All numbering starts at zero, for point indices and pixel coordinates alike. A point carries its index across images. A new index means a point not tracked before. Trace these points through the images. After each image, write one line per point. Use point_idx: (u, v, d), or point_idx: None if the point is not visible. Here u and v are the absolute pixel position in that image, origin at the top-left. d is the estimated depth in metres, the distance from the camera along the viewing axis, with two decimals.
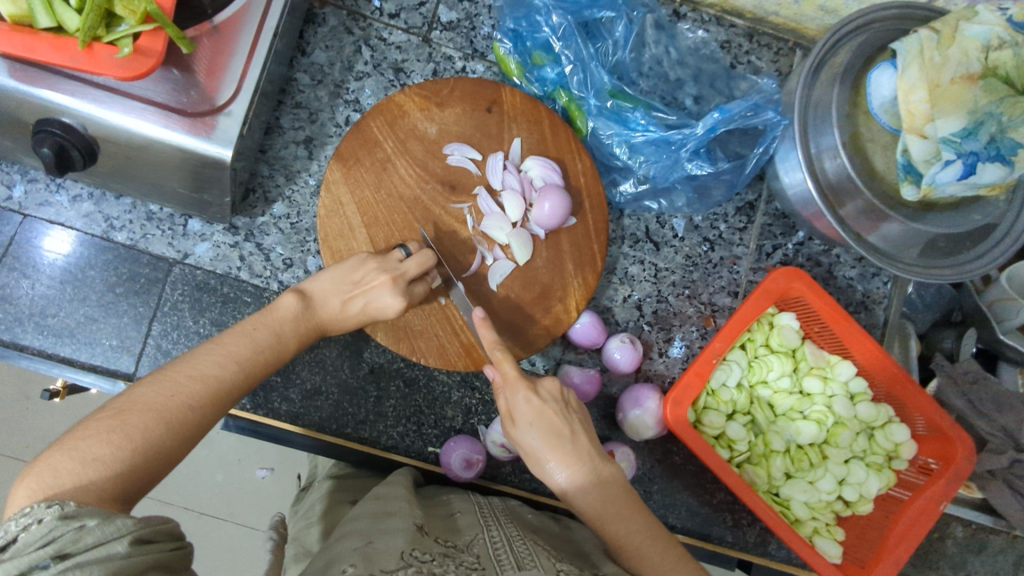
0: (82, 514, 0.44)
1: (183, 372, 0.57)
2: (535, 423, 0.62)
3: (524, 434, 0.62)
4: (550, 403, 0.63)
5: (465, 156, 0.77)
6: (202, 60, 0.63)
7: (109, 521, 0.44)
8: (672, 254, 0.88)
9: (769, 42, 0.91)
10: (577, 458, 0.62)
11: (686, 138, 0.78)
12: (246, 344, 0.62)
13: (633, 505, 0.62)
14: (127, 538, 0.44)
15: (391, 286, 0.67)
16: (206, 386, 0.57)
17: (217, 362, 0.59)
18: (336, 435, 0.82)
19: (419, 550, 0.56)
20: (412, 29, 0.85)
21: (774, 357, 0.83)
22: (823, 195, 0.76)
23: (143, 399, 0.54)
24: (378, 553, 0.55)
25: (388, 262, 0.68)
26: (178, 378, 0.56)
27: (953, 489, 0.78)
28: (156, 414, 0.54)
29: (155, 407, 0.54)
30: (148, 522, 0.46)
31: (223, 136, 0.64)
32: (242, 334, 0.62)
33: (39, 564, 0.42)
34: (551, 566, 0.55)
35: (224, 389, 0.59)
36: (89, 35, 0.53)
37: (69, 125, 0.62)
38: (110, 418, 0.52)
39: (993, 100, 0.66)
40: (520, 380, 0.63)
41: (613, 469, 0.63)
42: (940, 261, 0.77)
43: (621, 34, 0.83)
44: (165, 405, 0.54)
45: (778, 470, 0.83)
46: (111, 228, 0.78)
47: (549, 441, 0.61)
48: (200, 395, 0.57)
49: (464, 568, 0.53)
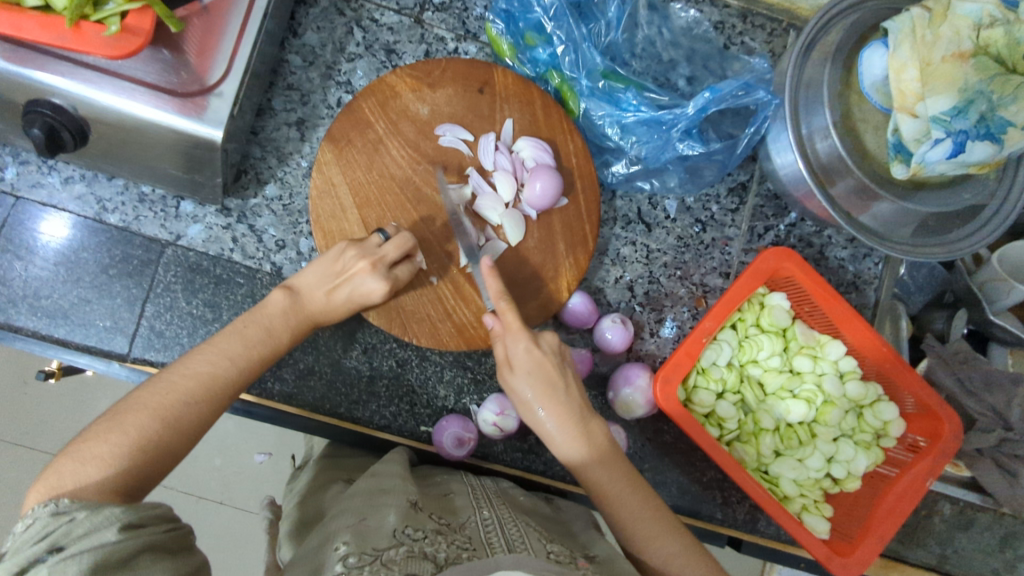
0: (71, 510, 0.46)
1: (176, 371, 0.58)
2: (533, 372, 0.65)
3: (519, 381, 0.66)
4: (548, 356, 0.67)
5: (457, 137, 0.77)
6: (193, 40, 0.63)
7: (98, 512, 0.46)
8: (663, 236, 0.89)
9: (764, 22, 0.91)
10: (567, 408, 0.66)
11: (677, 118, 0.78)
12: (237, 342, 0.62)
13: (616, 458, 0.66)
14: (115, 525, 0.45)
15: (371, 271, 0.68)
16: (200, 383, 0.58)
17: (210, 360, 0.60)
18: (330, 414, 0.82)
19: (411, 526, 0.57)
20: (403, 10, 0.84)
21: (765, 337, 0.84)
22: (813, 173, 0.77)
23: (139, 399, 0.55)
24: (370, 531, 0.56)
25: (367, 249, 0.69)
26: (170, 376, 0.57)
27: (940, 466, 0.79)
28: (150, 414, 0.54)
29: (150, 405, 0.55)
30: (134, 509, 0.47)
31: (214, 117, 0.64)
32: (235, 332, 0.63)
33: (36, 559, 0.43)
34: (540, 548, 0.56)
35: (218, 384, 0.59)
36: (75, 13, 0.52)
37: (60, 106, 0.62)
38: (107, 420, 0.53)
39: (984, 78, 0.66)
40: (523, 329, 0.66)
41: (598, 423, 0.67)
42: (929, 240, 0.78)
43: (613, 15, 0.83)
44: (163, 401, 0.55)
45: (768, 448, 0.84)
46: (104, 210, 0.78)
47: (543, 390, 0.65)
48: (194, 390, 0.57)
49: (454, 546, 0.54)
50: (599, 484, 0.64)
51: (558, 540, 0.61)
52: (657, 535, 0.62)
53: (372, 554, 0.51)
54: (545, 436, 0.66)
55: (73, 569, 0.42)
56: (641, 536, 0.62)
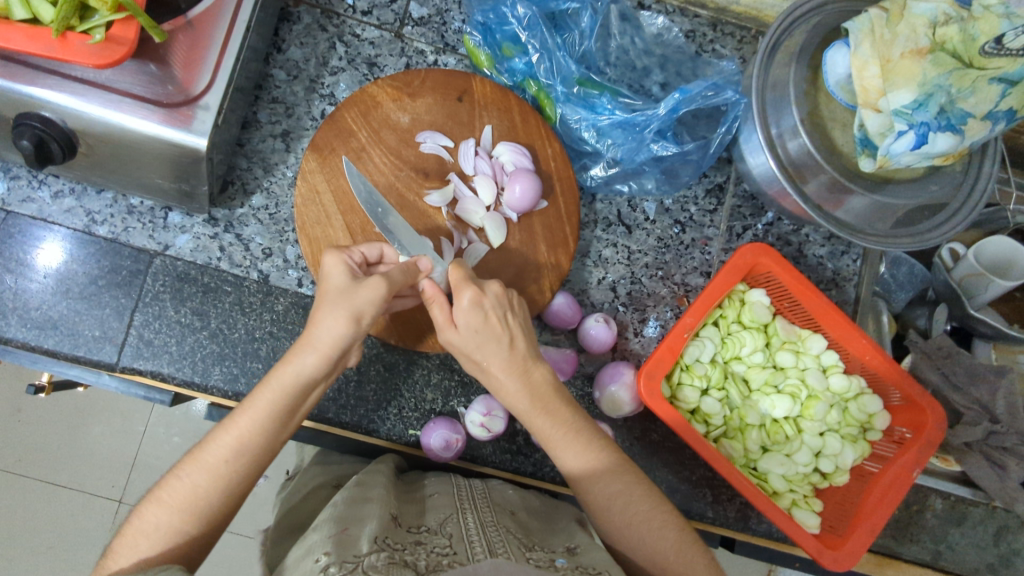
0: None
1: (202, 451, 0.57)
2: (477, 332, 0.63)
3: (464, 336, 0.64)
4: (491, 309, 0.64)
5: (438, 144, 0.80)
6: (177, 53, 0.65)
7: None
8: (644, 237, 0.90)
9: (733, 30, 0.94)
10: (509, 362, 0.65)
11: (650, 119, 0.81)
12: (250, 424, 0.57)
13: (597, 440, 0.67)
14: None
15: (351, 285, 0.60)
16: (244, 452, 0.57)
17: (252, 429, 0.57)
18: (318, 420, 0.82)
19: (391, 537, 0.58)
20: (384, 25, 0.88)
21: (746, 333, 0.85)
22: (784, 170, 0.79)
23: (171, 482, 0.56)
24: (351, 539, 0.56)
25: (338, 270, 0.61)
26: (198, 459, 0.56)
27: (925, 457, 0.79)
28: (169, 508, 0.55)
29: (178, 494, 0.55)
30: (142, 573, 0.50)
31: (200, 126, 0.66)
32: (244, 405, 0.58)
33: None
34: (521, 554, 0.57)
35: (234, 470, 0.57)
36: (62, 24, 0.55)
37: (50, 118, 0.65)
38: (155, 508, 0.55)
39: (942, 72, 0.69)
40: (466, 284, 0.63)
41: (543, 371, 0.67)
42: (900, 230, 0.80)
43: (586, 25, 0.86)
44: (176, 494, 0.55)
45: (754, 444, 0.85)
46: (93, 222, 0.80)
47: (489, 348, 0.64)
48: (212, 476, 0.56)
49: (434, 554, 0.55)
50: (592, 493, 0.65)
51: (537, 544, 0.63)
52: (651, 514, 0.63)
53: (354, 561, 0.52)
54: (497, 387, 0.66)
55: None
56: (627, 513, 0.63)
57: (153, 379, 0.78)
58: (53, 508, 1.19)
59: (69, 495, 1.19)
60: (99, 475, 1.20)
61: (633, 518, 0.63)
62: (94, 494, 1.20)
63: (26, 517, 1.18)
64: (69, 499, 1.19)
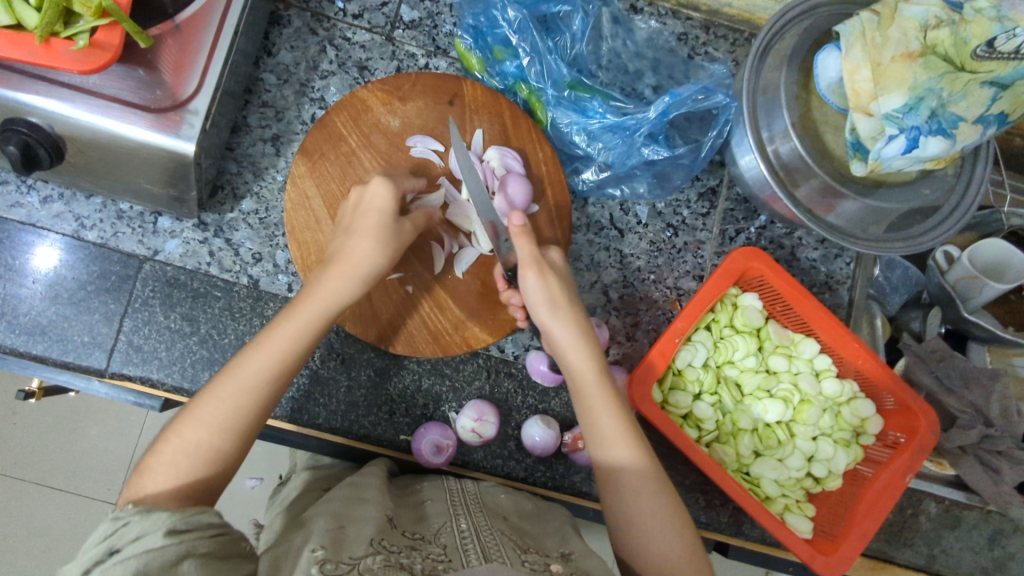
0: (128, 513, 0.51)
1: (230, 373, 0.59)
2: (551, 311, 0.68)
3: (531, 285, 0.67)
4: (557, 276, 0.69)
5: (428, 148, 0.79)
6: (166, 58, 0.65)
7: (146, 515, 0.51)
8: (636, 241, 0.90)
9: (726, 32, 0.94)
10: (574, 320, 0.69)
11: (640, 123, 0.80)
12: (275, 344, 0.60)
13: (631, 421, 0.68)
14: (161, 530, 0.50)
15: (385, 214, 0.67)
16: (277, 376, 0.60)
17: (280, 352, 0.60)
18: (308, 425, 0.82)
19: (387, 540, 0.58)
20: (375, 28, 0.87)
21: (739, 337, 0.85)
22: (774, 173, 0.78)
23: (197, 411, 0.57)
24: (347, 539, 0.56)
25: (380, 194, 0.68)
26: (225, 382, 0.58)
27: (918, 461, 0.79)
28: (206, 426, 0.56)
29: (208, 417, 0.56)
30: (181, 513, 0.51)
31: (189, 132, 0.66)
32: (270, 327, 0.61)
33: (101, 556, 0.49)
34: (515, 558, 0.57)
35: (263, 387, 0.59)
36: (45, 30, 0.55)
37: (36, 124, 0.64)
38: (189, 430, 0.56)
39: (933, 76, 0.68)
40: (533, 261, 0.67)
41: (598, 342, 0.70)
42: (891, 234, 0.79)
43: (577, 28, 0.86)
44: (208, 414, 0.56)
45: (747, 448, 0.84)
46: (82, 227, 0.80)
47: (555, 293, 0.68)
48: (242, 394, 0.58)
49: (430, 559, 0.55)
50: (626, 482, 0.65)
51: (531, 547, 0.63)
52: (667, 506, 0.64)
53: (350, 561, 0.52)
54: (551, 338, 0.69)
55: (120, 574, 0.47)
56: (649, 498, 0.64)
57: (143, 385, 0.78)
58: (48, 513, 1.18)
59: (62, 499, 1.19)
60: (94, 480, 1.20)
61: (653, 517, 0.64)
62: (87, 498, 1.19)
63: (20, 521, 1.17)
64: (64, 503, 1.19)
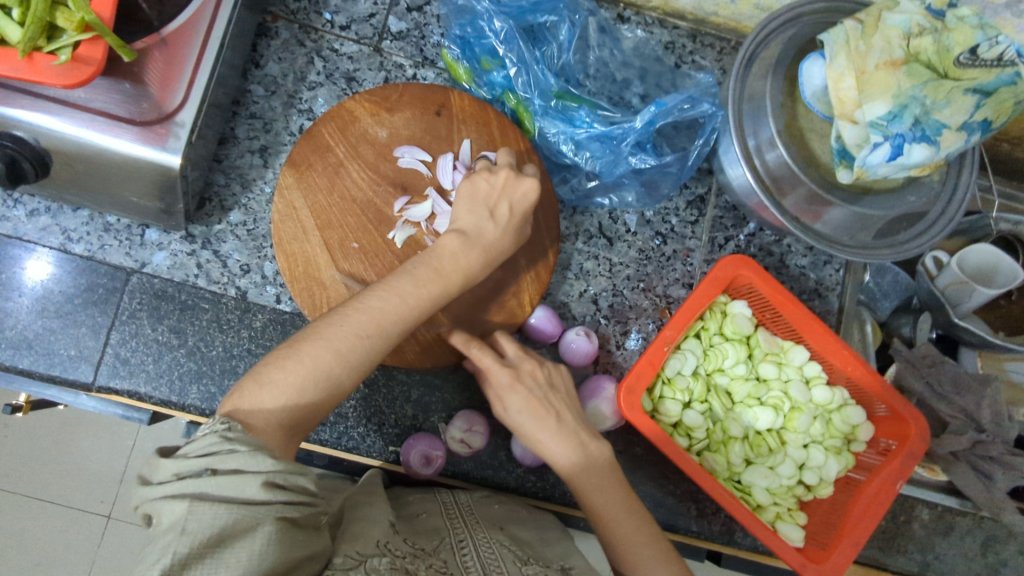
0: (237, 440, 0.50)
1: (354, 306, 0.61)
2: (524, 405, 0.67)
3: (513, 413, 0.68)
4: (537, 387, 0.69)
5: (416, 158, 0.79)
6: (155, 71, 0.65)
7: (254, 454, 0.49)
8: (625, 249, 0.90)
9: (713, 41, 0.95)
10: (560, 432, 0.67)
11: (626, 132, 0.81)
12: (396, 297, 0.62)
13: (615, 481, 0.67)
14: (260, 479, 0.48)
15: (482, 225, 0.69)
16: (381, 335, 0.60)
17: (387, 312, 0.61)
18: (296, 438, 0.81)
19: (393, 543, 0.58)
20: (363, 40, 0.88)
21: (729, 345, 0.85)
22: (761, 183, 0.79)
23: (328, 329, 0.59)
24: (357, 535, 0.57)
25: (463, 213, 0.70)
26: (349, 313, 0.60)
27: (909, 468, 0.79)
28: (304, 368, 0.57)
29: (335, 343, 0.58)
30: (283, 469, 0.50)
31: (175, 144, 0.66)
32: (405, 272, 0.64)
33: (197, 473, 0.48)
34: (516, 574, 0.58)
35: (387, 322, 0.61)
36: (30, 45, 0.55)
37: (21, 138, 0.64)
38: (294, 358, 0.57)
39: (916, 84, 0.69)
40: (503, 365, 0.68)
41: (599, 445, 0.68)
42: (878, 241, 0.80)
43: (564, 38, 0.86)
44: (323, 346, 0.58)
45: (737, 457, 0.84)
46: (69, 240, 0.80)
47: (535, 418, 0.67)
48: (365, 326, 0.60)
49: (433, 569, 0.56)
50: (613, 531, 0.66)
51: (531, 557, 0.64)
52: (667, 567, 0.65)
53: (355, 560, 0.53)
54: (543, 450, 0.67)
55: (210, 511, 0.45)
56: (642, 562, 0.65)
57: (130, 398, 0.77)
58: (38, 526, 1.17)
59: (51, 513, 1.18)
60: (84, 492, 1.19)
61: None
62: (77, 511, 1.18)
63: (10, 535, 1.16)
64: (55, 516, 1.18)
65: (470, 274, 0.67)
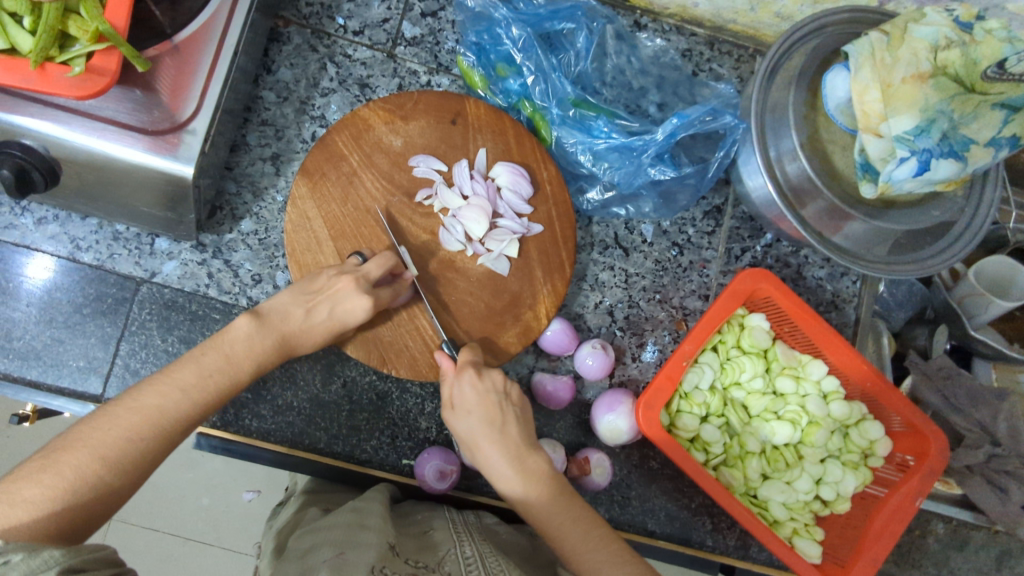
0: (6, 551, 0.44)
1: (121, 405, 0.57)
2: (471, 413, 0.66)
3: (459, 421, 0.67)
4: (490, 393, 0.67)
5: (431, 168, 0.78)
6: (165, 81, 0.63)
7: (34, 555, 0.44)
8: (641, 260, 0.89)
9: (730, 49, 0.93)
10: (504, 444, 0.66)
11: (647, 144, 0.79)
12: (193, 372, 0.61)
13: (566, 496, 0.66)
14: (55, 570, 0.44)
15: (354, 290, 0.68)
16: (149, 419, 0.57)
17: (162, 393, 0.59)
18: (309, 450, 0.81)
19: (389, 568, 0.56)
20: (376, 45, 0.86)
21: (746, 359, 0.84)
22: (783, 195, 0.77)
23: (81, 438, 0.54)
24: (347, 564, 0.55)
25: (379, 266, 0.70)
26: (116, 412, 0.56)
27: (929, 485, 0.78)
28: (92, 455, 0.53)
29: (90, 443, 0.54)
30: (76, 552, 0.46)
31: (186, 153, 0.64)
32: (189, 360, 0.61)
33: None
34: None
35: (166, 419, 0.58)
36: (41, 54, 0.53)
37: (31, 147, 0.63)
38: (83, 449, 0.53)
39: (944, 98, 0.68)
40: (468, 366, 0.68)
41: (542, 458, 0.67)
42: (901, 256, 0.79)
43: (582, 45, 0.85)
44: (113, 439, 0.55)
45: (754, 472, 0.83)
46: (77, 249, 0.78)
47: (479, 425, 0.66)
48: (138, 424, 0.56)
49: None
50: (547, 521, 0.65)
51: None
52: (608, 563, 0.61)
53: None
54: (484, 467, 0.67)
55: None
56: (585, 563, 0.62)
57: None
58: None
59: None
60: None
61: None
62: None
63: None
64: None
65: (302, 343, 0.68)
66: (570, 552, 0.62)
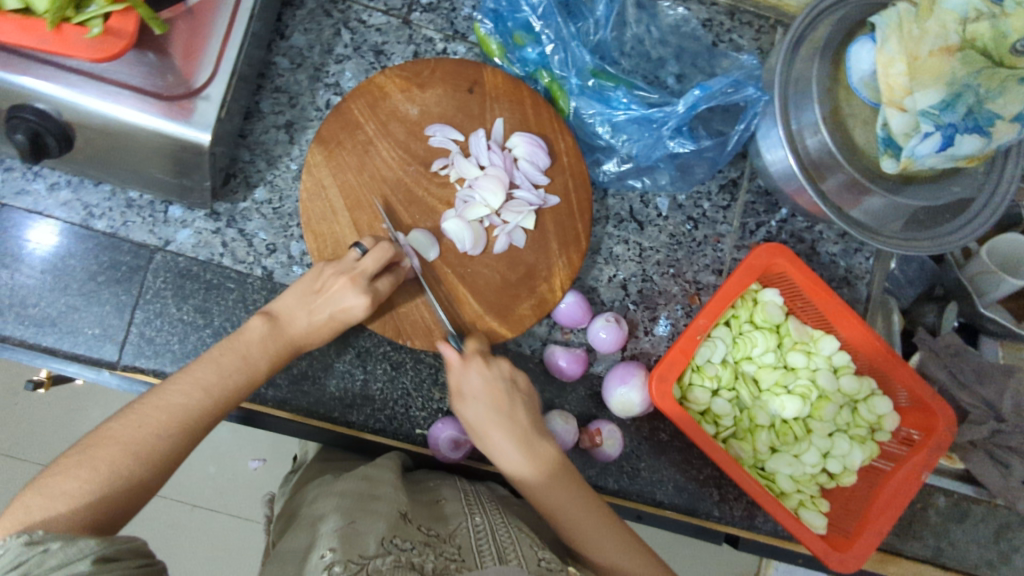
0: (46, 539, 0.46)
1: (149, 403, 0.57)
2: (480, 398, 0.69)
3: (468, 408, 0.69)
4: (495, 379, 0.70)
5: (447, 137, 0.77)
6: (178, 43, 0.62)
7: (72, 542, 0.46)
8: (656, 233, 0.89)
9: (750, 19, 0.92)
10: (513, 429, 0.69)
11: (668, 116, 0.78)
12: (211, 372, 0.61)
13: (570, 478, 0.68)
14: (88, 558, 0.45)
15: (349, 286, 0.67)
16: (172, 415, 0.58)
17: (183, 391, 0.59)
18: (324, 419, 0.82)
19: (399, 538, 0.55)
20: (391, 11, 0.85)
21: (758, 333, 0.84)
22: (802, 168, 0.77)
23: (109, 432, 0.55)
24: (358, 534, 0.53)
25: (378, 256, 0.69)
26: (143, 410, 0.57)
27: (934, 458, 0.79)
28: (126, 451, 0.54)
29: (121, 439, 0.54)
30: (111, 541, 0.47)
31: (201, 120, 0.62)
32: (208, 359, 0.62)
33: None
34: (532, 556, 0.55)
35: (193, 419, 0.59)
36: (57, 15, 0.53)
37: (44, 111, 0.61)
38: (112, 443, 0.54)
39: (971, 72, 0.66)
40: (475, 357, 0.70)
41: (549, 444, 0.69)
42: (919, 233, 0.78)
43: (602, 13, 0.83)
44: (140, 436, 0.55)
45: (764, 445, 0.84)
46: (91, 216, 0.78)
47: (487, 411, 0.69)
48: (165, 423, 0.57)
49: (443, 557, 0.53)
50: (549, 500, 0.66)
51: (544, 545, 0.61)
52: (617, 548, 0.64)
53: (359, 563, 0.49)
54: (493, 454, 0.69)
55: None
56: (594, 545, 0.65)
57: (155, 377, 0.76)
58: None
59: None
60: None
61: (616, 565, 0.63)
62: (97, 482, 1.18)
63: None
64: None
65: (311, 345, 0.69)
66: (579, 533, 0.65)
